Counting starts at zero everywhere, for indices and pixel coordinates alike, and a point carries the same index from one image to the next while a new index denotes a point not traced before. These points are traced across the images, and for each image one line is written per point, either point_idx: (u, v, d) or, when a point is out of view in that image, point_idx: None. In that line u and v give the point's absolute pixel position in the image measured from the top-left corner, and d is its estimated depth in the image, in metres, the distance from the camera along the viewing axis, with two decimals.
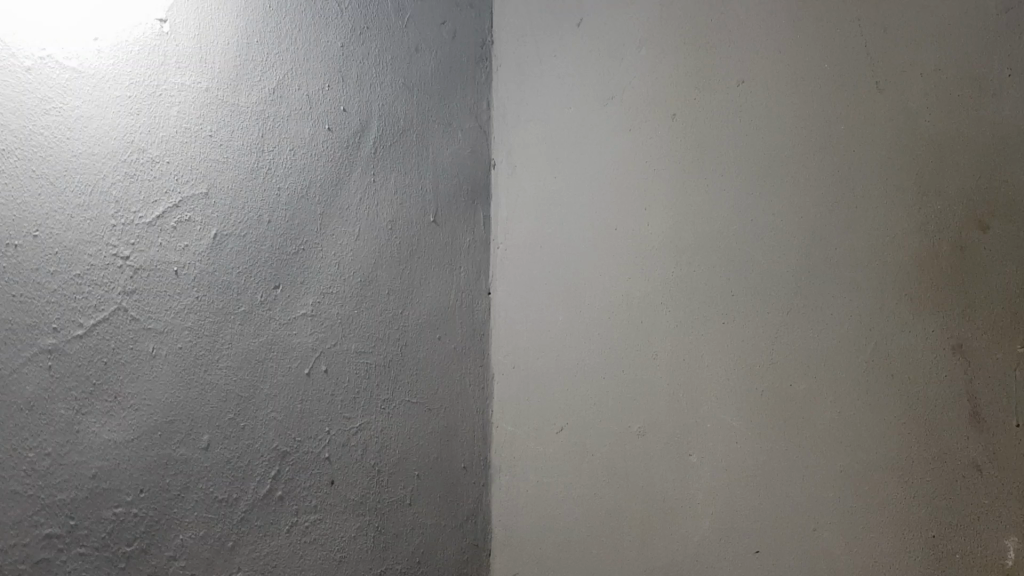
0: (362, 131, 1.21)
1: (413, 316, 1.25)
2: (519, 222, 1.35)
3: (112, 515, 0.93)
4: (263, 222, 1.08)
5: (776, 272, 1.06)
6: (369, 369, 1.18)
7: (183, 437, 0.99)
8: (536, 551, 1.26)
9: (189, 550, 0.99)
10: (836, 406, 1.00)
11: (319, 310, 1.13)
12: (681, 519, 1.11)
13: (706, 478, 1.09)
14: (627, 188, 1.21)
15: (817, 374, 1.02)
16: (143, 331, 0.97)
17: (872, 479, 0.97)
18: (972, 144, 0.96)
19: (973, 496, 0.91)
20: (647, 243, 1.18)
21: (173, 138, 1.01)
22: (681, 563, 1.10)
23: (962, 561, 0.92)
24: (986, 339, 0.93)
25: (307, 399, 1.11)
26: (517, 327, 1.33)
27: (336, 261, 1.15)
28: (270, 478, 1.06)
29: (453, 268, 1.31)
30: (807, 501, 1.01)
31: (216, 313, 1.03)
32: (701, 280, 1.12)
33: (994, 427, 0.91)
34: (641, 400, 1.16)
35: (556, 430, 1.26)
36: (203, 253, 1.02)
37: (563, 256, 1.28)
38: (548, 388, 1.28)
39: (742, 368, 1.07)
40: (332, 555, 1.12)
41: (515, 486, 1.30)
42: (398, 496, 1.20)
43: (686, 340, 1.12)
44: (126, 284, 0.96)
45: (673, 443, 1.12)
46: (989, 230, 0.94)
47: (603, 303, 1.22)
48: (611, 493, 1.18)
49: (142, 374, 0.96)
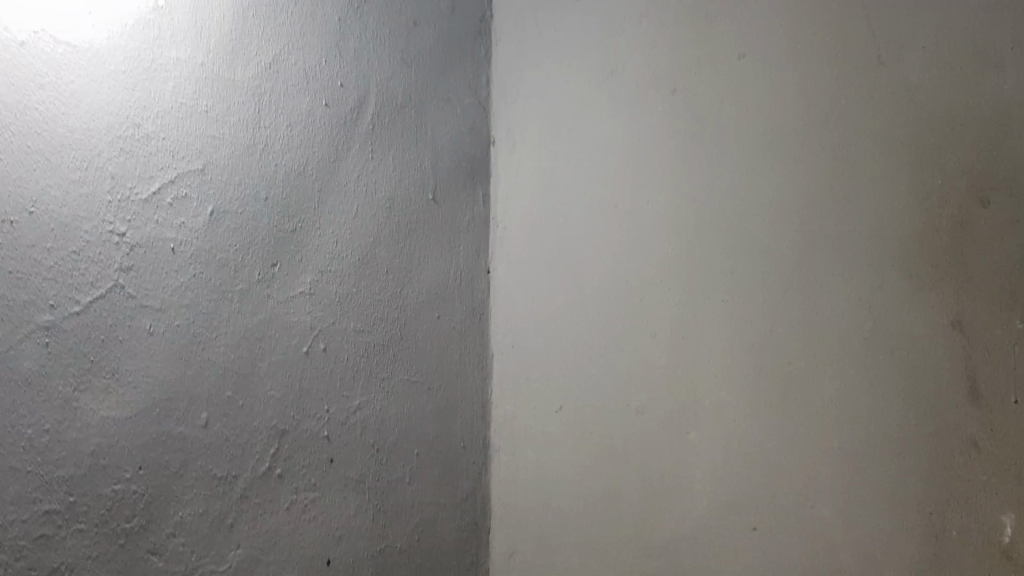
0: (360, 107, 1.20)
1: (412, 294, 1.25)
2: (518, 200, 1.34)
3: (111, 491, 0.93)
4: (260, 200, 1.08)
5: (774, 248, 1.05)
6: (367, 347, 1.18)
7: (181, 415, 0.99)
8: (535, 529, 1.26)
9: (188, 528, 0.98)
10: (835, 382, 0.99)
11: (317, 289, 1.13)
12: (679, 497, 1.10)
13: (704, 456, 1.08)
14: (628, 165, 1.20)
15: (817, 350, 1.01)
16: (140, 309, 0.97)
17: (871, 456, 0.96)
18: (973, 118, 0.95)
19: (971, 473, 0.91)
20: (647, 220, 1.17)
21: (169, 113, 1.00)
22: (679, 541, 1.10)
23: (960, 538, 0.91)
24: (985, 314, 0.92)
25: (306, 377, 1.11)
26: (516, 305, 1.33)
27: (334, 239, 1.15)
28: (269, 456, 1.06)
29: (453, 248, 1.31)
30: (805, 478, 1.00)
31: (213, 291, 1.03)
32: (701, 257, 1.11)
33: (993, 403, 0.90)
34: (640, 377, 1.16)
35: (555, 409, 1.26)
36: (200, 231, 1.02)
37: (563, 234, 1.27)
38: (548, 366, 1.27)
39: (740, 346, 1.07)
40: (331, 533, 1.11)
41: (515, 464, 1.30)
42: (397, 475, 1.20)
43: (685, 317, 1.12)
44: (122, 261, 0.95)
45: (672, 420, 1.12)
46: (989, 205, 0.93)
47: (603, 280, 1.21)
48: (610, 471, 1.18)
49: (139, 351, 0.96)
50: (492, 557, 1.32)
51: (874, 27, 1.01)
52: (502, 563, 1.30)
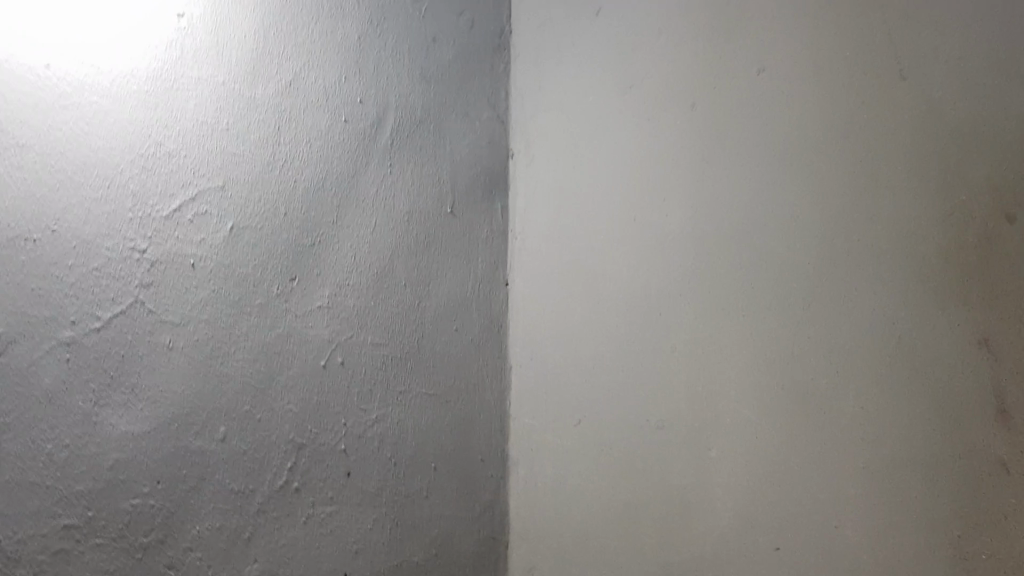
0: (379, 122, 1.20)
1: (429, 308, 1.25)
2: (538, 213, 1.34)
3: (129, 506, 0.93)
4: (280, 215, 1.08)
5: (796, 264, 1.04)
6: (385, 360, 1.18)
7: (200, 430, 0.99)
8: (554, 545, 1.25)
9: (205, 542, 0.98)
10: (858, 400, 0.98)
11: (335, 302, 1.13)
12: (700, 515, 1.09)
13: (723, 473, 1.07)
14: (648, 179, 1.20)
15: (839, 368, 0.99)
16: (160, 324, 0.97)
17: (894, 475, 0.95)
18: (998, 131, 0.93)
19: (999, 494, 0.89)
20: (666, 234, 1.17)
21: (190, 131, 1.01)
22: (700, 560, 1.08)
23: (987, 561, 0.89)
24: (1011, 331, 0.90)
25: (323, 391, 1.11)
26: (535, 319, 1.33)
27: (353, 254, 1.15)
28: (287, 470, 1.06)
29: (470, 260, 1.31)
30: (828, 498, 0.98)
31: (232, 306, 1.03)
32: (721, 272, 1.10)
33: (1021, 424, 0.88)
34: (659, 393, 1.15)
35: (573, 422, 1.25)
36: (219, 247, 1.02)
37: (583, 248, 1.27)
38: (567, 380, 1.27)
39: (761, 362, 1.06)
40: (349, 547, 1.11)
41: (533, 478, 1.30)
42: (415, 489, 1.20)
43: (706, 332, 1.11)
44: (143, 277, 0.96)
45: (692, 437, 1.11)
46: (1016, 220, 0.91)
47: (623, 295, 1.21)
48: (629, 486, 1.17)
49: (158, 366, 0.96)
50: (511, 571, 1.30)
51: (893, 42, 1.00)
52: None
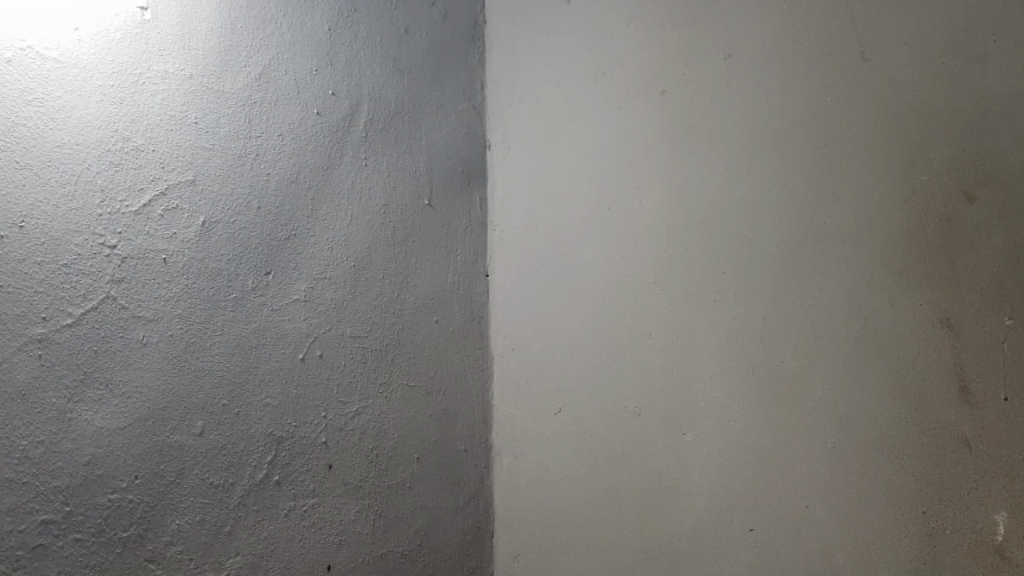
0: (352, 115, 1.20)
1: (409, 299, 1.26)
2: (515, 204, 1.34)
3: (107, 501, 0.94)
4: (253, 209, 1.08)
5: (765, 248, 1.04)
6: (364, 353, 1.19)
7: (177, 424, 1.00)
8: (537, 532, 1.27)
9: (186, 535, 1.00)
10: (826, 381, 0.98)
11: (313, 295, 1.14)
12: (677, 498, 1.10)
13: (701, 457, 1.08)
14: (622, 167, 1.20)
15: (808, 349, 1.00)
16: (132, 320, 0.97)
17: (862, 457, 0.95)
18: (957, 115, 0.93)
19: (963, 471, 0.89)
20: (642, 222, 1.17)
21: (158, 125, 1.00)
22: (677, 544, 1.10)
23: (952, 537, 0.90)
24: (975, 311, 0.90)
25: (302, 384, 1.12)
26: (514, 309, 1.33)
27: (329, 246, 1.16)
28: (266, 464, 1.07)
29: (450, 250, 1.32)
30: (799, 479, 1.00)
31: (205, 300, 1.03)
32: (692, 257, 1.11)
33: (983, 401, 0.89)
34: (637, 379, 1.15)
35: (554, 412, 1.26)
36: (191, 242, 1.02)
37: (559, 238, 1.27)
38: (548, 370, 1.27)
39: (733, 346, 1.06)
40: (331, 538, 1.13)
41: (516, 467, 1.31)
42: (398, 480, 1.21)
43: (680, 318, 1.11)
44: (114, 273, 0.96)
45: (669, 422, 1.11)
46: (975, 200, 0.91)
47: (599, 284, 1.21)
48: (608, 473, 1.18)
49: (133, 362, 0.97)
50: (497, 561, 1.32)
51: (859, 21, 0.99)
52: (507, 567, 1.31)
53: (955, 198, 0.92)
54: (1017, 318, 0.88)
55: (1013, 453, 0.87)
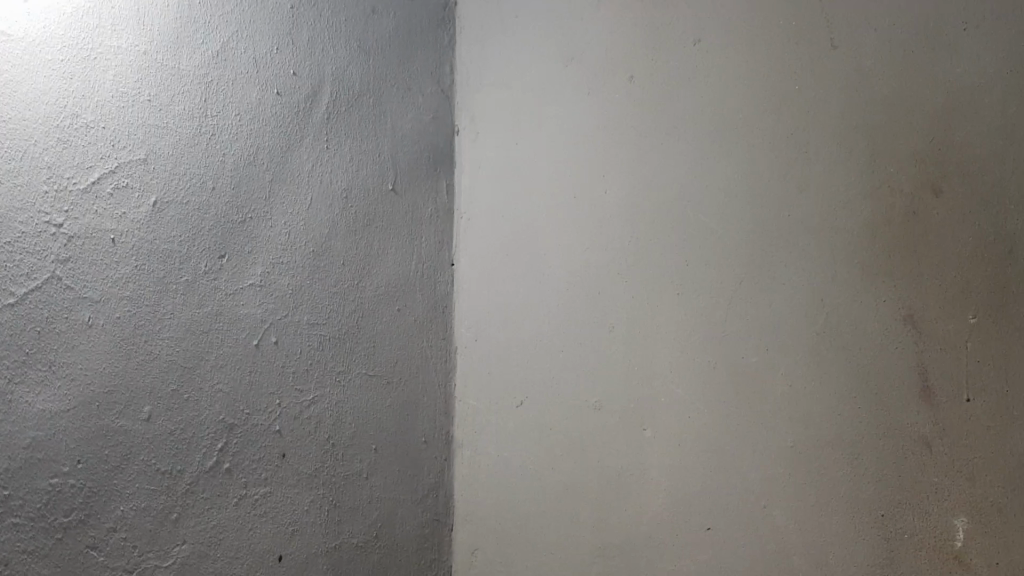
0: (314, 96, 1.18)
1: (370, 287, 1.23)
2: (481, 191, 1.32)
3: (49, 485, 0.91)
4: (207, 190, 1.06)
5: (730, 241, 1.02)
6: (321, 340, 1.16)
7: (123, 409, 0.97)
8: (495, 525, 1.25)
9: (130, 522, 0.97)
10: (786, 377, 0.97)
11: (268, 280, 1.11)
12: (635, 493, 1.08)
13: (662, 453, 1.06)
14: (588, 153, 1.17)
15: (768, 346, 0.98)
16: (78, 301, 0.94)
17: (820, 455, 0.94)
18: (924, 106, 0.91)
19: (923, 474, 0.89)
20: (606, 210, 1.15)
21: (110, 102, 0.98)
22: (636, 541, 1.08)
23: (910, 541, 0.89)
24: (938, 307, 0.89)
25: (256, 371, 1.09)
26: (479, 299, 1.31)
27: (287, 231, 1.13)
28: (217, 451, 1.04)
29: (414, 239, 1.29)
30: (756, 477, 0.98)
31: (156, 283, 1.00)
32: (656, 248, 1.09)
33: (945, 401, 0.88)
34: (599, 373, 1.13)
35: (517, 405, 1.23)
36: (142, 223, 1.00)
37: (523, 226, 1.25)
38: (510, 360, 1.25)
39: (697, 340, 1.04)
40: (284, 528, 1.10)
41: (476, 461, 1.29)
42: (354, 470, 1.19)
43: (642, 311, 1.09)
44: (59, 252, 0.93)
45: (629, 417, 1.10)
46: (941, 194, 0.90)
47: (563, 274, 1.19)
48: (569, 469, 1.16)
49: (78, 344, 0.94)
50: (456, 555, 1.30)
51: (830, 9, 0.97)
52: (465, 561, 1.29)
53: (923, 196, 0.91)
54: (981, 317, 0.87)
55: (973, 456, 0.86)
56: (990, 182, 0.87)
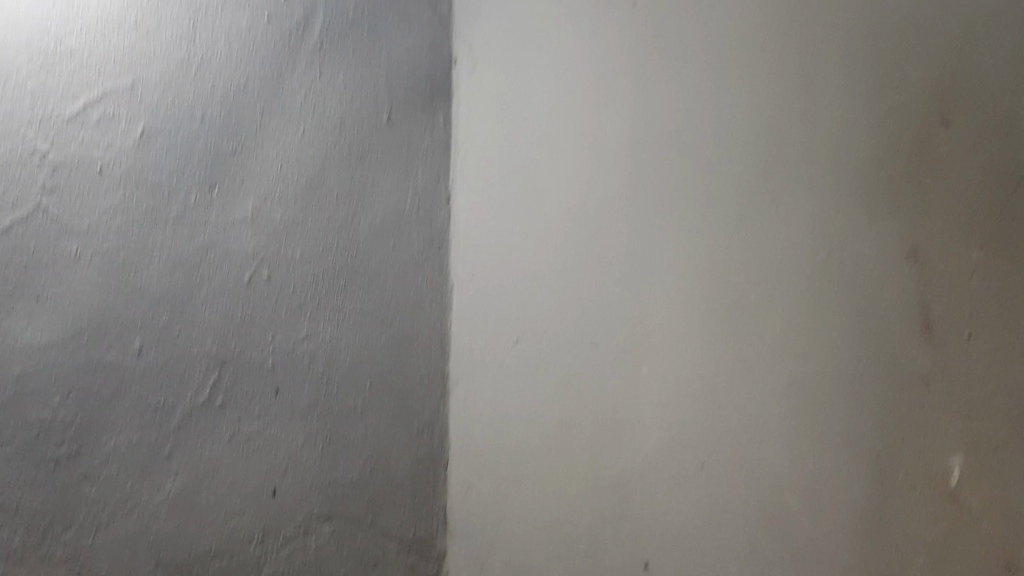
0: (307, 21, 1.12)
1: (364, 220, 1.11)
2: (478, 123, 1.16)
3: (37, 420, 0.97)
4: (196, 122, 1.06)
5: (733, 180, 1.04)
6: (314, 277, 1.09)
7: (112, 339, 1.00)
8: (496, 478, 1.09)
9: (120, 457, 0.99)
10: (784, 316, 1.00)
11: (260, 215, 1.07)
12: (639, 428, 1.04)
13: (666, 390, 1.03)
14: (592, 88, 1.11)
15: (764, 285, 1.01)
16: (65, 231, 1.00)
17: (818, 393, 0.97)
18: (929, 50, 1.02)
19: (921, 413, 0.95)
20: (609, 146, 1.10)
21: (91, 30, 1.04)
22: (629, 478, 1.03)
23: (907, 479, 0.94)
24: (945, 241, 0.98)
25: (248, 305, 1.05)
26: (478, 235, 1.14)
27: (279, 165, 1.09)
28: (208, 387, 1.03)
29: (410, 173, 1.14)
30: (757, 417, 0.99)
31: (145, 216, 1.02)
32: (654, 187, 1.07)
33: (943, 338, 0.96)
34: (603, 313, 1.07)
35: (511, 342, 1.11)
36: (129, 153, 1.03)
37: (518, 159, 1.13)
38: (511, 298, 1.12)
39: (702, 281, 1.03)
40: (275, 464, 1.04)
41: (479, 410, 1.11)
42: (348, 408, 1.07)
43: (643, 248, 1.07)
44: (46, 181, 1.00)
45: (633, 358, 1.05)
46: (950, 132, 1.00)
47: (563, 211, 1.11)
48: (573, 406, 1.07)
49: (65, 274, 1.00)
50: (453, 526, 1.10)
51: None
52: (463, 508, 1.10)
53: (907, 151, 1.00)
54: (987, 251, 0.98)
55: (966, 391, 0.95)
56: (981, 125, 1.00)
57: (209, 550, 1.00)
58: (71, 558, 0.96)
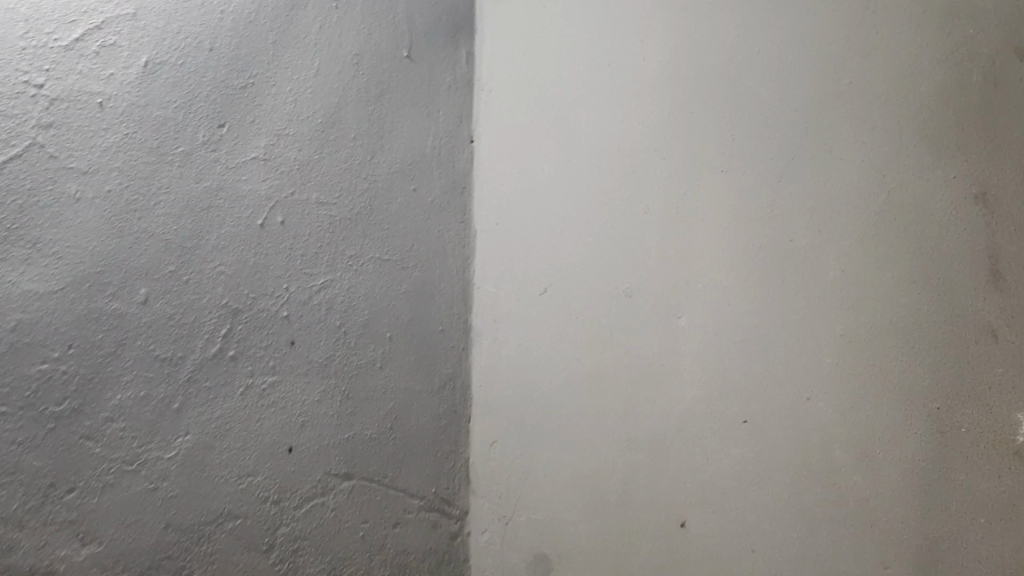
0: None
1: (384, 163, 1.15)
2: (506, 65, 1.24)
3: (37, 372, 0.85)
4: (203, 53, 1.01)
5: (789, 115, 0.99)
6: (331, 222, 1.08)
7: (116, 291, 0.90)
8: (516, 419, 1.14)
9: (127, 413, 0.89)
10: (840, 262, 0.93)
11: (273, 154, 1.04)
12: (666, 388, 1.01)
13: (695, 341, 1.00)
14: (636, 31, 1.13)
15: (820, 228, 0.95)
16: (62, 171, 0.90)
17: (872, 342, 0.90)
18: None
19: (985, 366, 0.85)
20: (643, 84, 1.10)
21: None
22: (667, 434, 1.00)
23: (970, 435, 0.84)
24: (1011, 183, 0.89)
25: (261, 253, 1.01)
26: (500, 176, 1.22)
27: (292, 99, 1.06)
28: (220, 337, 0.96)
29: (431, 112, 1.21)
30: (800, 368, 0.93)
31: (149, 154, 0.94)
32: (703, 123, 1.04)
33: (1016, 284, 0.86)
34: (632, 261, 1.06)
35: (540, 292, 1.15)
36: (132, 86, 0.95)
37: (553, 100, 1.18)
38: (540, 248, 1.16)
39: (743, 223, 0.99)
40: (294, 418, 1.01)
41: (496, 351, 1.19)
42: (367, 359, 1.09)
43: (681, 193, 1.04)
44: (40, 117, 0.90)
45: (663, 306, 1.03)
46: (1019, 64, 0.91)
47: (592, 152, 1.13)
48: (598, 361, 1.08)
49: (64, 220, 0.89)
50: (472, 465, 1.18)
51: None
52: (484, 453, 1.17)
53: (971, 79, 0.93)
54: None
55: None
56: None
57: (224, 510, 0.94)
58: (76, 521, 0.85)
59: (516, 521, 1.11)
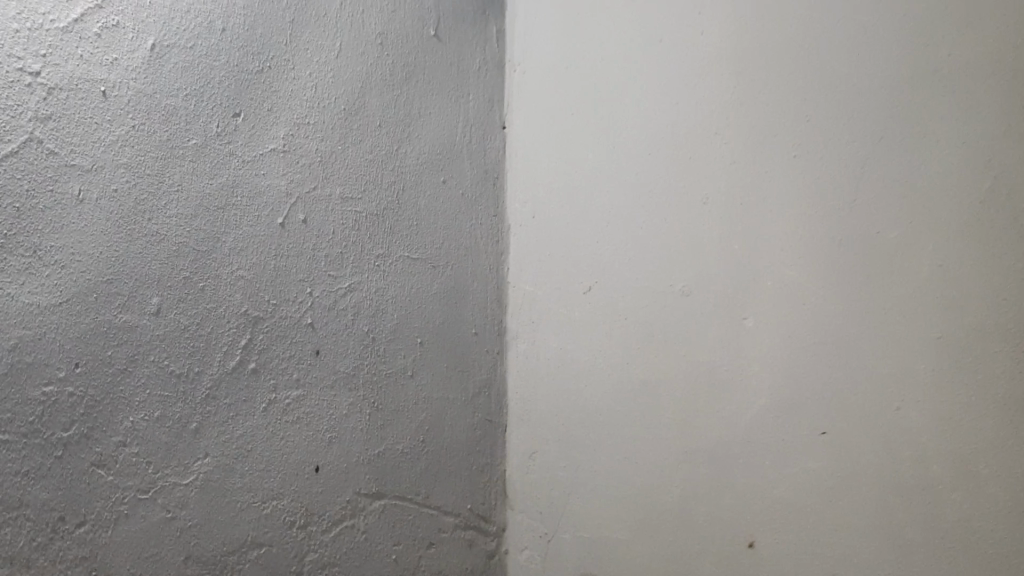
0: None
1: (411, 154, 1.07)
2: (539, 44, 1.18)
3: (41, 395, 0.73)
4: (215, 33, 0.88)
5: (864, 86, 0.85)
6: (356, 219, 0.99)
7: (126, 301, 0.79)
8: (557, 426, 1.10)
9: (142, 437, 0.79)
10: (937, 256, 0.79)
11: (293, 145, 0.94)
12: (727, 395, 0.92)
13: (761, 343, 0.90)
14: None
15: (913, 217, 0.81)
16: (64, 168, 0.76)
17: (974, 349, 0.76)
18: None
19: None
20: (704, 55, 0.98)
21: None
22: (732, 445, 0.92)
23: None
24: None
25: (281, 255, 0.92)
26: (535, 166, 1.16)
27: (312, 84, 0.96)
28: (239, 349, 0.87)
29: (460, 96, 1.15)
30: (886, 377, 0.81)
31: (160, 146, 0.82)
32: (771, 101, 0.91)
33: None
34: (692, 257, 0.97)
35: (583, 290, 1.08)
36: (140, 70, 0.82)
37: (599, 81, 1.09)
38: (579, 246, 1.09)
39: (817, 211, 0.87)
40: (320, 435, 0.93)
41: (534, 355, 1.14)
42: (398, 366, 1.03)
43: (744, 180, 0.93)
44: (38, 108, 0.75)
45: (723, 305, 0.94)
46: None
47: (642, 137, 1.03)
48: (651, 367, 1.00)
49: (68, 223, 0.76)
50: (511, 471, 1.16)
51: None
52: (522, 465, 1.14)
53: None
54: None
55: None
56: None
57: (247, 539, 0.86)
58: (88, 557, 0.75)
59: (559, 538, 1.08)
